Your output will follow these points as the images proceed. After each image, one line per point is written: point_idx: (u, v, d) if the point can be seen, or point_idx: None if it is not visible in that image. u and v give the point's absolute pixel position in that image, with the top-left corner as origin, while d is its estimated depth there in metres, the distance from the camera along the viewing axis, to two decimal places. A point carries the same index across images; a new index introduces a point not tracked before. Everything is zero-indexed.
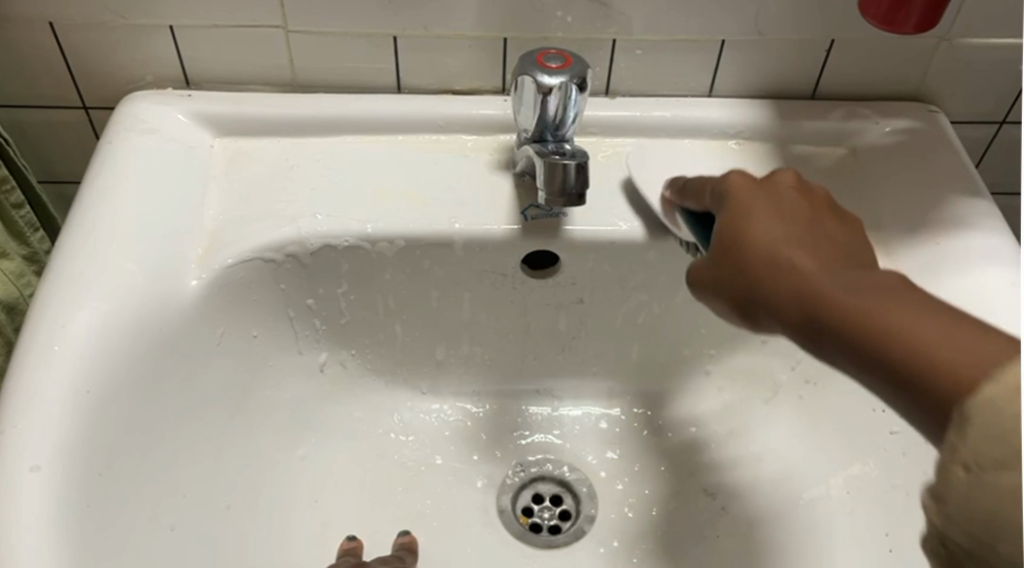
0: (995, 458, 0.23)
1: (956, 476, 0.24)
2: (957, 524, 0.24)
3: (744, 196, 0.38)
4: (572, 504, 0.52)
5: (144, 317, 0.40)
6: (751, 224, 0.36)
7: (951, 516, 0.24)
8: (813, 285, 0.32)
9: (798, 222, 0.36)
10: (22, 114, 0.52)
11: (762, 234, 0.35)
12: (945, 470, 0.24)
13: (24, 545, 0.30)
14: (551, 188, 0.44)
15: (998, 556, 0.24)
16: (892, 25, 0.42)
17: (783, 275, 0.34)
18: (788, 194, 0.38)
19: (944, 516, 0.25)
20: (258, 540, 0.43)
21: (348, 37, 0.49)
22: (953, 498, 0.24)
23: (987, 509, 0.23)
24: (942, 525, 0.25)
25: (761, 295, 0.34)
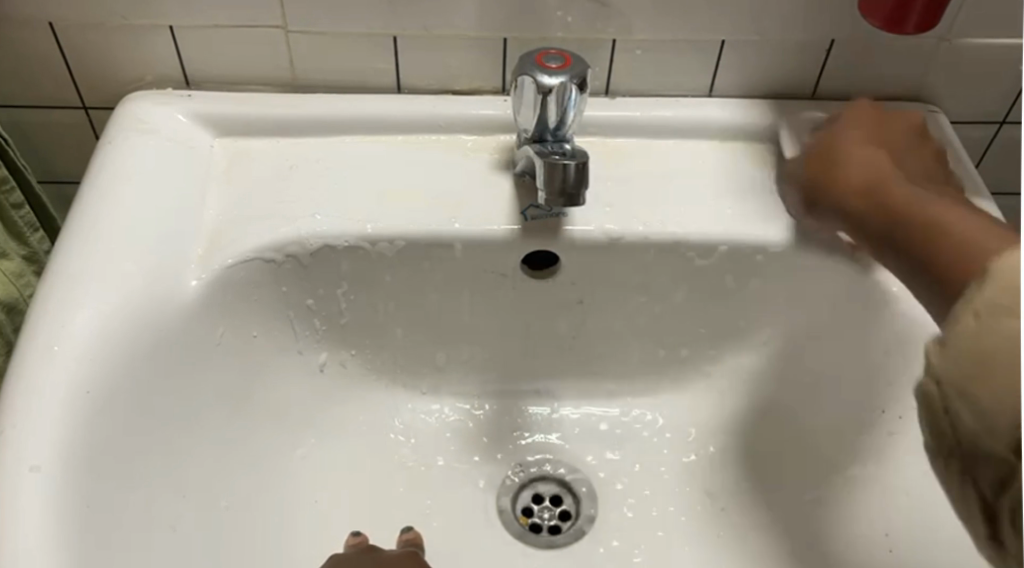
0: (992, 303, 0.27)
1: (961, 324, 0.28)
2: (947, 363, 0.28)
3: (862, 116, 0.46)
4: (572, 504, 0.52)
5: (144, 317, 0.40)
6: (843, 137, 0.45)
7: (949, 360, 0.28)
8: (889, 194, 0.40)
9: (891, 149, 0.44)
10: (21, 114, 0.52)
11: (857, 137, 0.45)
12: (959, 318, 0.28)
13: (23, 545, 0.30)
14: (551, 188, 0.44)
15: (976, 399, 0.27)
16: (894, 26, 0.43)
17: (862, 170, 0.42)
18: (904, 131, 0.46)
19: (941, 357, 0.29)
20: (255, 538, 0.43)
21: (349, 37, 0.49)
22: (953, 335, 0.28)
23: (978, 348, 0.27)
24: (936, 370, 0.29)
25: (839, 201, 0.43)
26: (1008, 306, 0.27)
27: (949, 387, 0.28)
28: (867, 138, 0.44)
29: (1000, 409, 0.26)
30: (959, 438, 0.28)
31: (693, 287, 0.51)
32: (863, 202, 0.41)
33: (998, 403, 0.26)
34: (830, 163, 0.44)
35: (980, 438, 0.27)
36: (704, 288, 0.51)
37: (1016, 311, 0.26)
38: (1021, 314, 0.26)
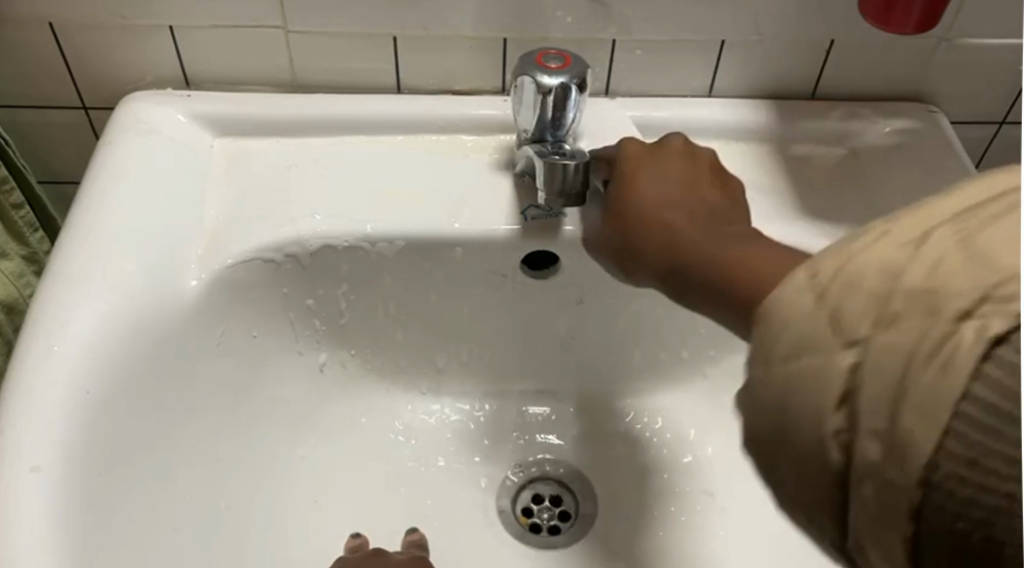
0: (789, 346, 0.22)
1: (765, 369, 0.23)
2: (761, 417, 0.23)
3: (659, 160, 0.44)
4: (571, 504, 0.53)
5: (144, 317, 0.40)
6: (633, 176, 0.43)
7: (759, 412, 0.23)
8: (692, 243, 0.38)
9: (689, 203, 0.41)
10: (22, 114, 0.52)
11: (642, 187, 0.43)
12: (755, 367, 0.24)
13: (24, 547, 0.30)
14: (551, 188, 0.44)
15: (793, 446, 0.22)
16: (893, 26, 0.42)
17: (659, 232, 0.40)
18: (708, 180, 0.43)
19: (752, 410, 0.24)
20: (255, 537, 0.43)
21: (349, 37, 0.49)
22: (760, 388, 0.23)
23: (778, 396, 0.22)
24: (753, 423, 0.24)
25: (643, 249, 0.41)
26: (822, 336, 0.21)
27: (765, 435, 0.23)
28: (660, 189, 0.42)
29: (808, 447, 0.22)
30: (791, 486, 0.23)
31: None
32: (687, 259, 0.37)
33: (800, 443, 0.22)
34: (640, 217, 0.42)
35: (868, 510, 0.20)
36: None
37: (819, 342, 0.21)
38: (816, 346, 0.21)
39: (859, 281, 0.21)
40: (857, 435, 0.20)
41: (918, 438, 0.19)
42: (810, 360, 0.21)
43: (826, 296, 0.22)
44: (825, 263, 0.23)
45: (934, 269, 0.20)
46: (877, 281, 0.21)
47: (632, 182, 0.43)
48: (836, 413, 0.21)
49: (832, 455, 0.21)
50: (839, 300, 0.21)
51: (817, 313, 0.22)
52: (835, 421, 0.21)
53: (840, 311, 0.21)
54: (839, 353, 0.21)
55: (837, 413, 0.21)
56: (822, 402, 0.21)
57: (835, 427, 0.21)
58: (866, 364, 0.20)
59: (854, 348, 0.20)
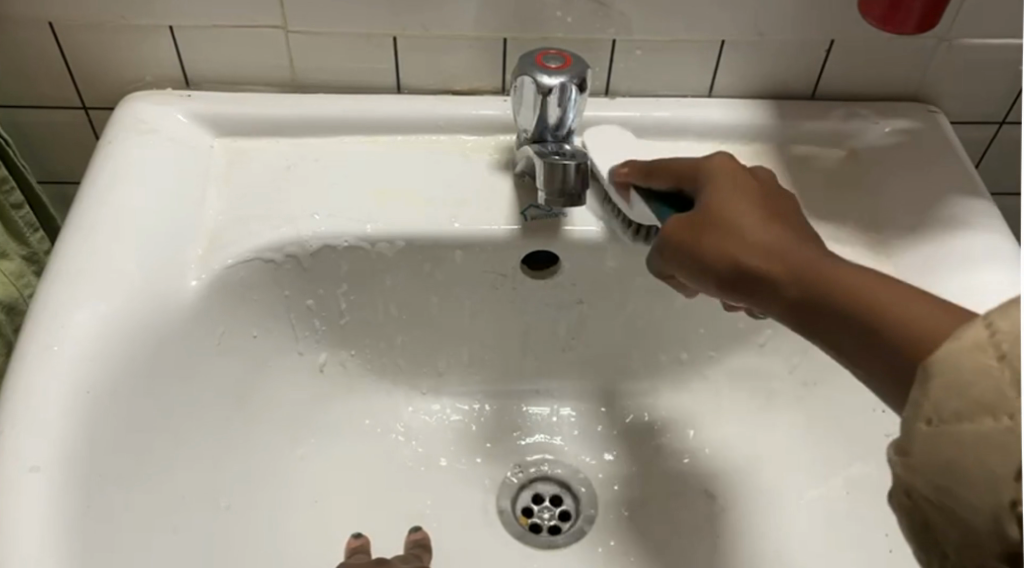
0: (957, 408, 0.22)
1: (916, 429, 0.23)
2: (919, 477, 0.23)
3: (721, 177, 0.38)
4: (572, 504, 0.52)
5: (144, 318, 0.40)
6: (738, 203, 0.36)
7: (915, 471, 0.23)
8: (810, 261, 0.32)
9: (767, 219, 0.35)
10: (22, 114, 0.52)
11: (742, 206, 0.36)
12: (909, 424, 0.23)
13: (26, 546, 0.30)
14: (552, 188, 0.44)
15: (955, 514, 0.22)
16: (893, 25, 0.42)
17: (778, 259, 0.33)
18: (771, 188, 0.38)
19: (907, 470, 0.23)
20: (256, 534, 0.43)
21: (349, 37, 0.49)
22: (916, 450, 0.23)
23: (942, 462, 0.22)
24: (906, 481, 0.23)
25: (708, 255, 0.35)
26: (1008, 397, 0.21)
27: (924, 498, 0.23)
28: (751, 204, 0.36)
29: (973, 515, 0.21)
30: (946, 548, 0.23)
31: (692, 289, 0.51)
32: (788, 273, 0.32)
33: (967, 513, 0.21)
34: (680, 233, 0.37)
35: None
36: (702, 290, 0.51)
37: (998, 408, 0.21)
38: (992, 409, 0.21)
39: None
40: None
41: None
42: (989, 424, 0.21)
43: (1007, 358, 0.21)
44: (997, 321, 0.22)
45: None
46: None
47: (713, 193, 0.37)
48: (1015, 486, 0.20)
49: (1008, 528, 0.20)
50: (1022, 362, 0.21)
51: (994, 371, 0.21)
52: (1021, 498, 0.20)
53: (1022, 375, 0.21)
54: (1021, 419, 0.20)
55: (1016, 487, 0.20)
56: (1000, 478, 0.20)
57: (1014, 499, 0.20)
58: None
59: None
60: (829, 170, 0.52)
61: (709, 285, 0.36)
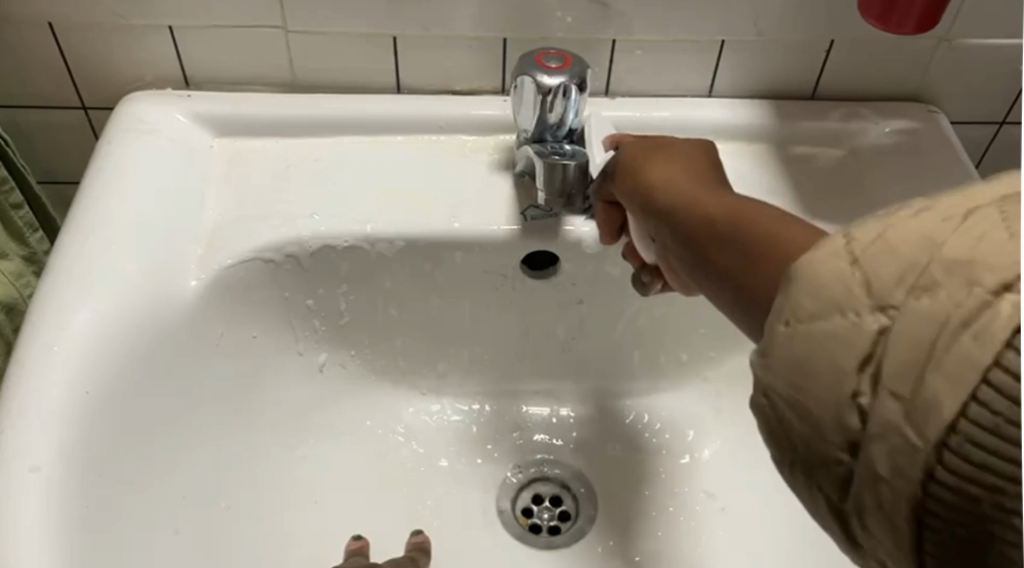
0: (812, 309, 0.20)
1: (776, 331, 0.21)
2: (776, 375, 0.21)
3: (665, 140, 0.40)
4: (572, 504, 0.53)
5: (142, 319, 0.39)
6: (662, 160, 0.38)
7: (770, 370, 0.21)
8: (713, 201, 0.32)
9: (705, 170, 0.37)
10: (22, 114, 0.52)
11: (670, 162, 0.37)
12: (772, 327, 0.21)
13: (25, 546, 0.29)
14: (551, 187, 0.46)
15: (805, 407, 0.20)
16: (890, 24, 0.42)
17: (680, 196, 0.34)
18: (702, 153, 0.38)
19: (766, 370, 0.21)
20: (255, 534, 0.43)
21: (349, 37, 0.49)
22: (774, 350, 0.21)
23: (799, 359, 0.20)
24: (763, 380, 0.22)
25: (643, 177, 0.38)
26: (855, 295, 0.19)
27: (779, 397, 0.21)
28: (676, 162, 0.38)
29: (822, 408, 0.20)
30: (796, 443, 0.21)
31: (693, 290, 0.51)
32: (685, 209, 0.33)
33: (815, 406, 0.20)
34: (629, 157, 0.40)
35: (877, 474, 0.19)
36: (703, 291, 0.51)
37: (847, 306, 0.19)
38: (840, 307, 0.19)
39: (900, 246, 0.19)
40: (877, 400, 0.18)
41: (933, 415, 0.17)
42: (835, 321, 0.19)
43: (862, 263, 0.19)
44: (857, 235, 0.20)
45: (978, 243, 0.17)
46: (913, 250, 0.19)
47: (642, 147, 0.40)
48: (858, 377, 0.19)
49: (850, 419, 0.19)
50: (876, 269, 0.19)
51: (846, 274, 0.20)
52: (862, 390, 0.19)
53: (876, 279, 0.19)
54: (870, 316, 0.19)
55: (860, 376, 0.19)
56: (844, 372, 0.19)
57: (855, 391, 0.19)
58: (891, 330, 0.18)
59: (884, 313, 0.18)
60: (829, 170, 0.52)
61: (632, 205, 0.38)
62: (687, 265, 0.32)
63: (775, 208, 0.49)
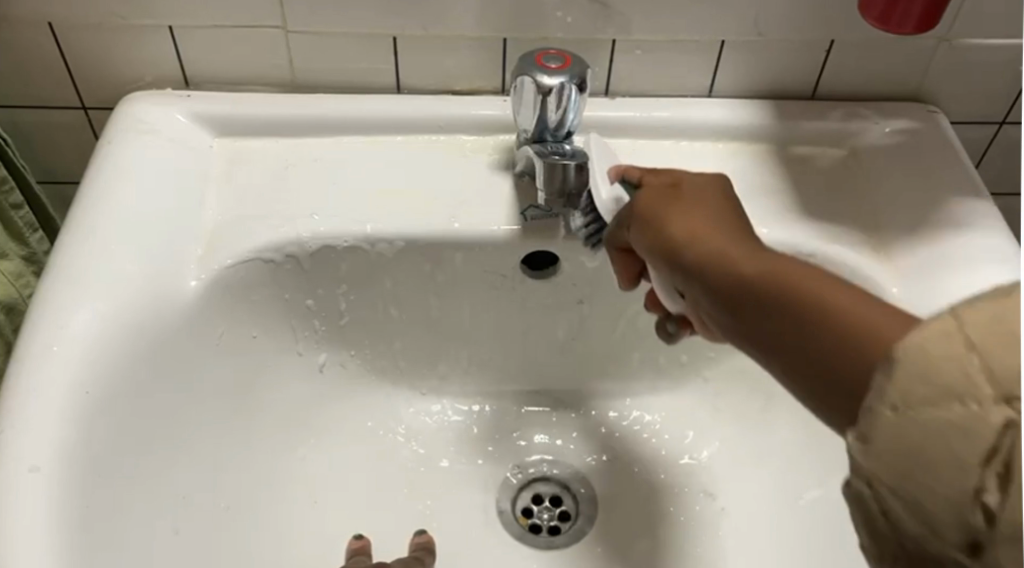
0: (925, 395, 0.19)
1: (880, 415, 0.20)
2: (879, 465, 0.20)
3: (688, 183, 0.39)
4: (572, 504, 0.53)
5: (143, 318, 0.40)
6: (682, 208, 0.37)
7: (872, 457, 0.20)
8: (753, 259, 0.31)
9: (727, 212, 0.36)
10: (23, 114, 0.52)
11: (693, 209, 0.36)
12: (869, 409, 0.21)
13: (25, 545, 0.30)
14: (552, 188, 0.45)
15: (917, 504, 0.19)
16: (889, 24, 0.42)
17: (710, 255, 0.33)
18: (720, 193, 0.38)
19: (866, 457, 0.21)
20: (254, 534, 0.43)
21: (349, 37, 0.49)
22: (874, 436, 0.20)
23: (907, 448, 0.19)
24: (863, 469, 0.21)
25: (664, 228, 0.36)
26: (972, 383, 0.19)
27: (881, 487, 0.20)
28: (699, 209, 0.36)
29: (939, 506, 0.19)
30: (904, 539, 0.21)
31: None
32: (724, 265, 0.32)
33: (931, 504, 0.19)
34: (645, 205, 0.38)
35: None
36: None
37: (964, 394, 0.19)
38: (957, 395, 0.19)
39: (1021, 334, 0.19)
40: (1007, 498, 0.18)
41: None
42: (951, 411, 0.19)
43: (980, 349, 0.19)
44: (964, 312, 0.20)
45: None
46: None
47: (658, 192, 0.38)
48: (981, 474, 0.18)
49: (972, 519, 0.18)
50: (1000, 357, 0.19)
51: (960, 357, 0.19)
52: (987, 487, 0.18)
53: (1002, 370, 0.19)
54: (993, 406, 0.18)
55: (983, 473, 0.18)
56: (965, 465, 0.18)
57: (979, 487, 0.18)
58: (1022, 426, 0.18)
59: (1011, 406, 0.18)
60: (829, 170, 0.52)
61: (655, 257, 0.37)
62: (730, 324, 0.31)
63: (775, 208, 0.49)
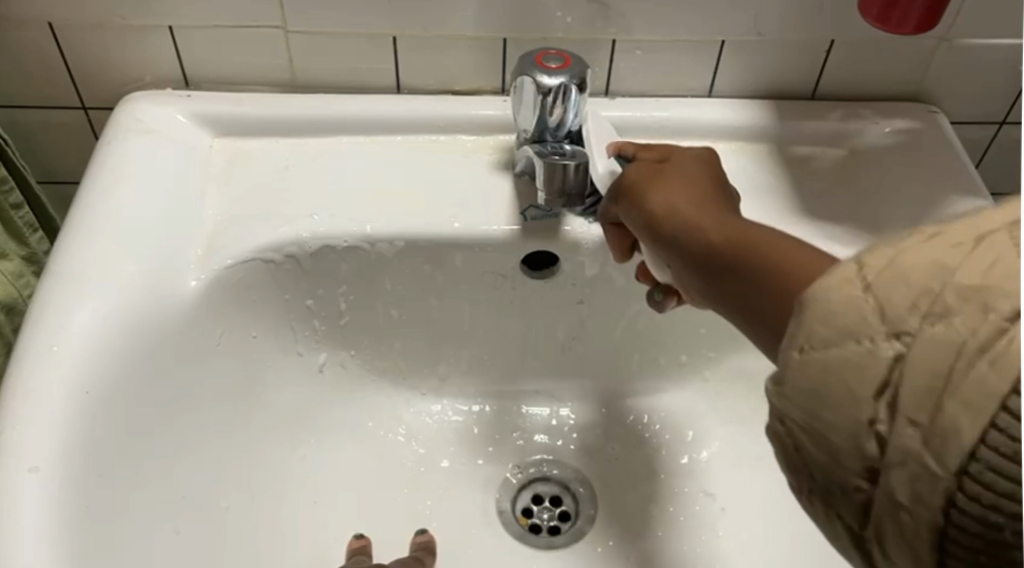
0: (825, 336, 0.21)
1: (790, 358, 0.22)
2: (789, 404, 0.22)
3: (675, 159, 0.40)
4: (572, 504, 0.53)
5: (143, 318, 0.40)
6: (664, 179, 0.38)
7: (785, 398, 0.22)
8: (722, 225, 0.32)
9: (708, 188, 0.37)
10: (23, 114, 0.52)
11: (675, 180, 0.37)
12: (785, 354, 0.22)
13: (25, 546, 0.30)
14: (551, 188, 0.44)
15: (821, 434, 0.21)
16: (890, 24, 0.42)
17: (682, 222, 0.34)
18: (702, 168, 0.39)
19: (780, 398, 0.23)
20: (254, 534, 0.43)
21: (349, 37, 0.49)
22: (788, 377, 0.22)
23: (813, 386, 0.21)
24: (778, 408, 0.23)
25: (647, 203, 0.37)
26: (867, 321, 0.20)
27: (795, 425, 0.22)
28: (679, 181, 0.37)
29: (838, 433, 0.21)
30: (815, 471, 0.22)
31: None
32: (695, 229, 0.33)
33: (833, 433, 0.21)
34: (630, 179, 0.39)
35: (895, 500, 0.20)
36: None
37: (861, 333, 0.20)
38: (855, 334, 0.20)
39: (910, 274, 0.20)
40: (894, 427, 0.19)
41: (949, 442, 0.18)
42: (851, 346, 0.20)
43: (872, 289, 0.21)
44: (869, 259, 0.21)
45: (988, 272, 0.19)
46: (925, 277, 0.20)
47: (644, 167, 0.39)
48: (874, 405, 0.20)
49: (868, 446, 0.20)
50: (886, 292, 0.20)
51: (858, 300, 0.21)
52: (880, 417, 0.20)
53: (887, 304, 0.20)
54: (881, 343, 0.20)
55: (876, 404, 0.20)
56: (861, 398, 0.20)
57: (872, 418, 0.20)
58: (906, 359, 0.19)
59: (899, 340, 0.20)
60: (829, 170, 0.52)
61: (637, 226, 0.38)
62: (704, 288, 0.32)
63: (775, 208, 0.49)
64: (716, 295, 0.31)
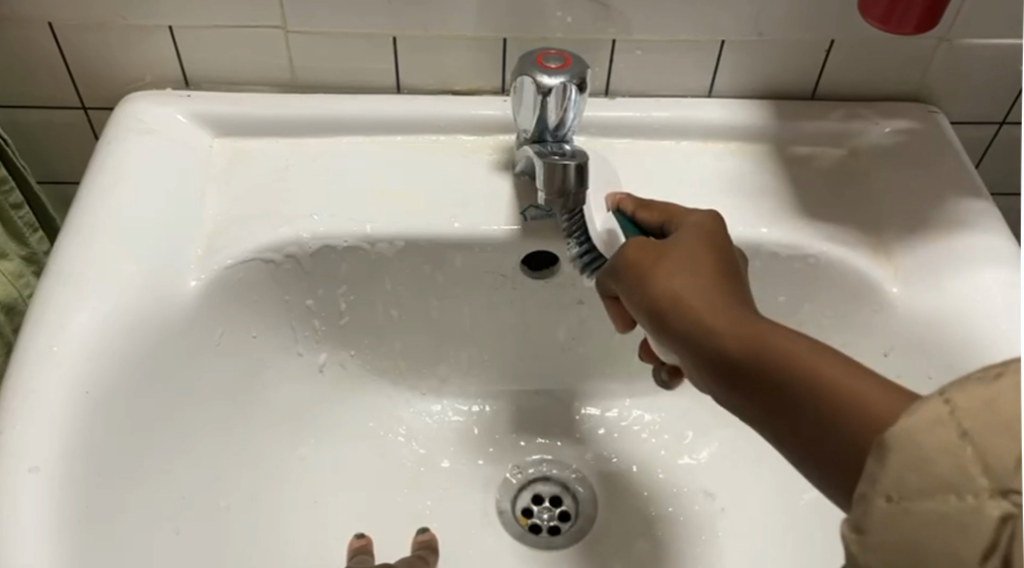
0: (918, 486, 0.19)
1: (875, 505, 0.20)
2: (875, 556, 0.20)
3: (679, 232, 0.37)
4: (572, 504, 0.53)
5: (143, 318, 0.40)
6: (668, 257, 0.35)
7: (868, 549, 0.20)
8: (747, 324, 0.30)
9: (718, 269, 0.34)
10: (23, 114, 0.52)
11: (678, 259, 0.35)
12: (864, 499, 0.21)
13: (25, 546, 0.30)
14: (551, 188, 0.44)
15: None
16: (890, 24, 0.42)
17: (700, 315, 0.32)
18: (707, 238, 0.36)
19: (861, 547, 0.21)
20: (255, 534, 0.43)
21: (349, 37, 0.49)
22: (872, 526, 0.20)
23: (905, 541, 0.19)
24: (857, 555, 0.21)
25: (652, 287, 0.34)
26: (966, 474, 0.18)
27: None
28: (684, 258, 0.35)
29: None
30: None
31: None
32: (718, 321, 0.31)
33: None
34: (629, 258, 0.36)
35: None
36: None
37: (960, 486, 0.18)
38: (951, 488, 0.19)
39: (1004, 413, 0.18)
40: None
41: None
42: (950, 501, 0.19)
43: (970, 436, 0.19)
44: (956, 398, 0.19)
45: None
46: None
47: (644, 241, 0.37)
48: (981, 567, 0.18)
49: None
50: (989, 442, 0.18)
51: (956, 448, 0.19)
52: None
53: (991, 453, 0.18)
54: (988, 499, 0.18)
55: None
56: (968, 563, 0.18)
57: None
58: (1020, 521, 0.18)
59: (1007, 499, 0.18)
60: (829, 170, 0.52)
61: (643, 312, 0.35)
62: (726, 392, 0.31)
63: (774, 208, 0.49)
64: (739, 402, 0.30)
